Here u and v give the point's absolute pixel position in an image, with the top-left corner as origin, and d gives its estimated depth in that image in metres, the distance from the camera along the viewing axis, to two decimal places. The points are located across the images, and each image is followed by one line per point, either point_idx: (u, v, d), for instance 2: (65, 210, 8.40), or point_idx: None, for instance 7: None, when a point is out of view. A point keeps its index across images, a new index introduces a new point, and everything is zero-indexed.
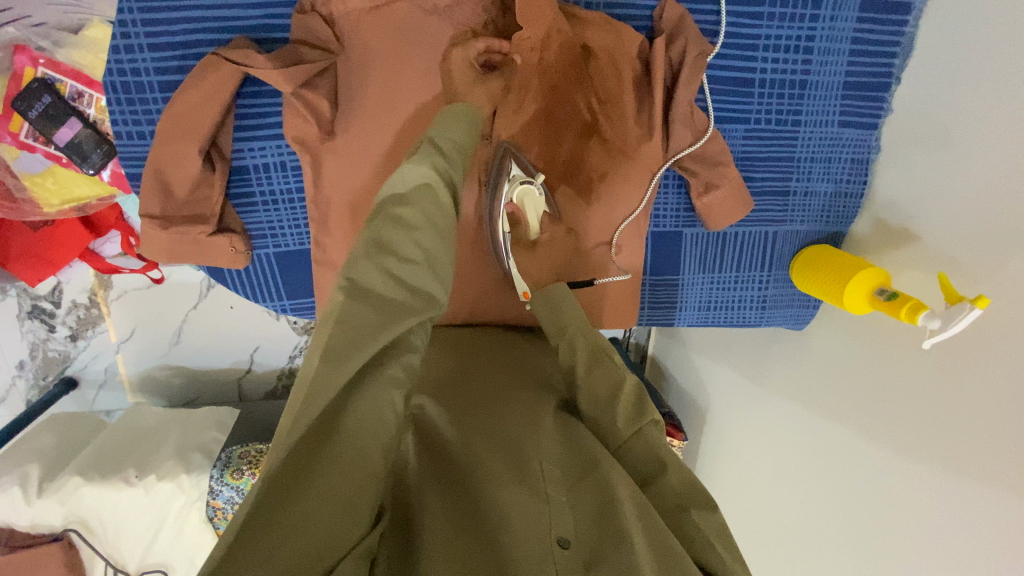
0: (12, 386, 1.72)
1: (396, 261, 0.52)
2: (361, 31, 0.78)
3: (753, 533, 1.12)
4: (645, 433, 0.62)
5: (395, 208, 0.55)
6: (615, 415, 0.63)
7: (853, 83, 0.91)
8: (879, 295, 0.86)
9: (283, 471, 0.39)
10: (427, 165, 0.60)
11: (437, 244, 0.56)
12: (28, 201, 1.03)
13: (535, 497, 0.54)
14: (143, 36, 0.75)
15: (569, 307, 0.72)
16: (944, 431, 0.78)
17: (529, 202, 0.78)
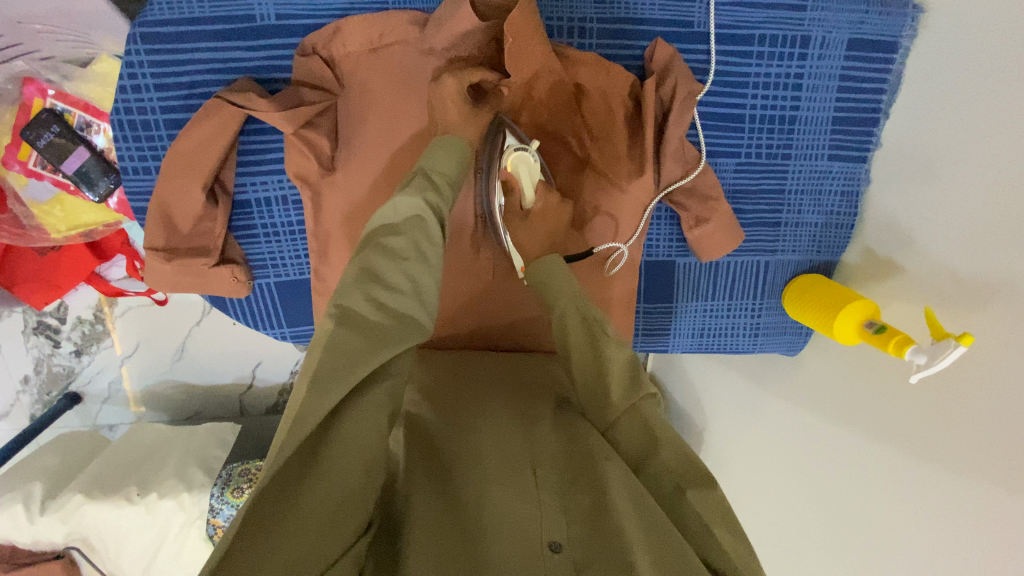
0: (16, 401, 1.75)
1: (383, 291, 0.56)
2: (360, 72, 0.80)
3: None
4: (639, 408, 0.62)
5: (386, 239, 0.59)
6: (607, 391, 0.63)
7: (843, 118, 0.93)
8: (868, 327, 0.87)
9: (276, 485, 0.42)
10: (418, 199, 0.64)
11: (424, 274, 0.60)
12: (35, 227, 1.06)
13: (524, 504, 0.57)
14: (149, 77, 0.77)
15: (559, 282, 0.72)
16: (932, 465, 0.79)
17: (524, 171, 0.76)
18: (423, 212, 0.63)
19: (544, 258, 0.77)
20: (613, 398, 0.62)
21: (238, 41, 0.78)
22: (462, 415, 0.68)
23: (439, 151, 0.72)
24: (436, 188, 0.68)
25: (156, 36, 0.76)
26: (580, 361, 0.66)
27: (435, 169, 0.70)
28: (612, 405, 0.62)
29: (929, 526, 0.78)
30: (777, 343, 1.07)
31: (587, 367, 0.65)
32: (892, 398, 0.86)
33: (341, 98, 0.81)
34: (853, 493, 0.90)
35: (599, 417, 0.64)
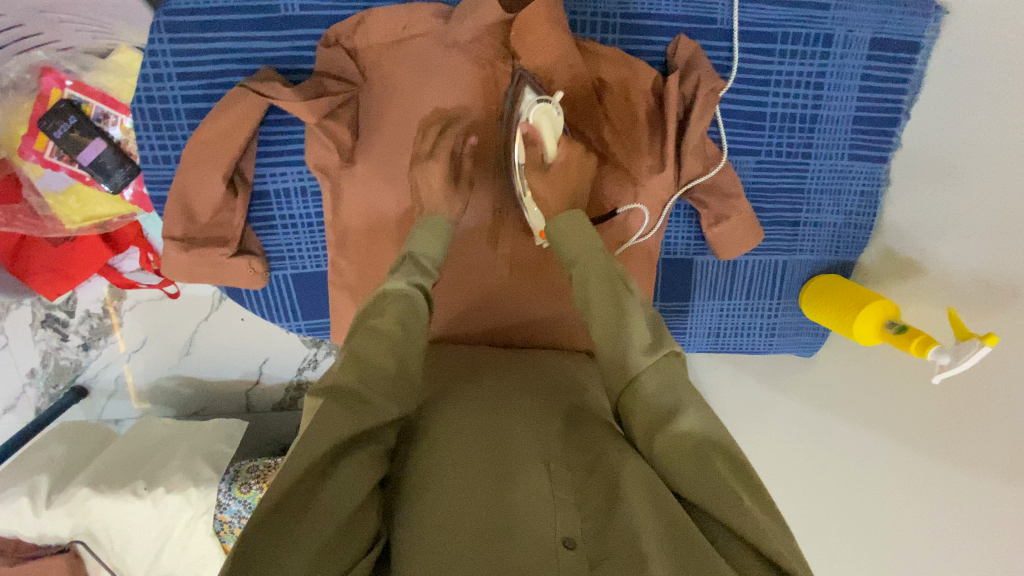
0: (22, 394, 1.74)
1: (370, 365, 0.55)
2: (383, 64, 0.80)
3: None
4: (663, 365, 0.61)
5: (373, 323, 0.59)
6: (629, 344, 0.62)
7: (864, 117, 0.93)
8: (889, 327, 0.87)
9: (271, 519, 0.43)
10: (404, 283, 0.64)
11: (413, 356, 0.59)
12: (50, 218, 1.05)
13: (537, 500, 0.55)
14: (172, 66, 0.77)
15: (580, 240, 0.72)
16: (952, 463, 0.78)
17: (545, 122, 0.76)
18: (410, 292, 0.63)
19: (561, 215, 0.75)
20: (639, 354, 0.62)
21: (263, 32, 0.78)
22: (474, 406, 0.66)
23: (421, 233, 0.72)
24: (422, 269, 0.68)
25: (180, 26, 0.76)
26: (602, 319, 0.66)
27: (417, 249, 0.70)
28: (635, 358, 0.62)
29: (947, 525, 0.78)
30: (793, 343, 1.07)
31: (608, 326, 0.65)
32: (913, 397, 0.85)
33: (364, 90, 0.81)
34: (865, 493, 0.89)
35: (619, 369, 0.62)
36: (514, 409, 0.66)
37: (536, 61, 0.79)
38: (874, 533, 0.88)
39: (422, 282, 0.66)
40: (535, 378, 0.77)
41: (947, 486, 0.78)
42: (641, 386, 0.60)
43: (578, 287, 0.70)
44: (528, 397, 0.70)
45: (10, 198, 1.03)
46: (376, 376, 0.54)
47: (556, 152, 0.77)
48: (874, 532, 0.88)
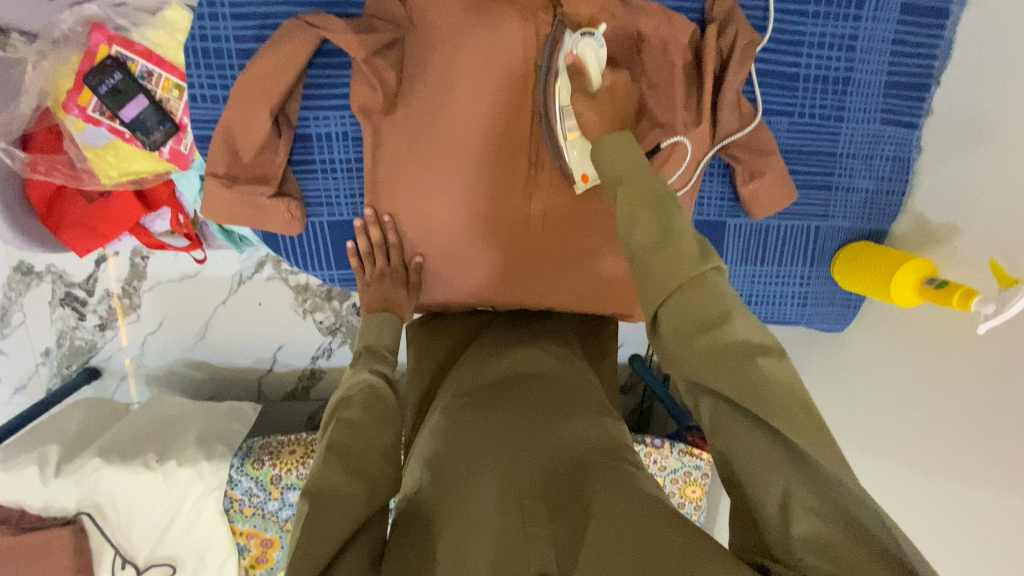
0: (35, 373, 1.73)
1: (349, 459, 0.63)
2: (430, 11, 0.82)
3: None
4: (711, 278, 0.59)
5: (341, 414, 0.67)
6: (675, 264, 0.59)
7: (895, 82, 0.94)
8: (929, 284, 0.86)
9: None
10: (365, 370, 0.74)
11: (382, 433, 0.67)
12: (87, 171, 1.07)
13: (510, 536, 0.56)
14: (227, 6, 0.80)
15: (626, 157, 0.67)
16: (999, 417, 0.78)
17: (588, 53, 0.76)
18: (372, 381, 0.72)
19: (605, 137, 0.71)
20: (686, 265, 0.59)
21: None
22: (466, 446, 0.69)
23: (367, 325, 0.82)
24: (379, 357, 0.77)
25: None
26: (643, 246, 0.61)
27: (378, 342, 0.80)
28: (684, 267, 0.59)
29: (992, 481, 0.78)
30: (826, 313, 1.06)
31: (655, 242, 0.60)
32: (957, 354, 0.86)
33: (411, 35, 0.84)
34: (919, 456, 0.90)
35: (664, 285, 0.59)
36: (500, 436, 0.68)
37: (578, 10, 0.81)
38: (926, 497, 0.88)
39: (381, 364, 0.76)
40: (537, 386, 0.77)
41: (998, 445, 0.78)
42: (686, 300, 0.58)
43: (622, 205, 0.65)
44: (521, 414, 0.71)
45: (48, 150, 1.05)
46: (359, 467, 0.62)
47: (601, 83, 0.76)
48: (931, 497, 0.87)
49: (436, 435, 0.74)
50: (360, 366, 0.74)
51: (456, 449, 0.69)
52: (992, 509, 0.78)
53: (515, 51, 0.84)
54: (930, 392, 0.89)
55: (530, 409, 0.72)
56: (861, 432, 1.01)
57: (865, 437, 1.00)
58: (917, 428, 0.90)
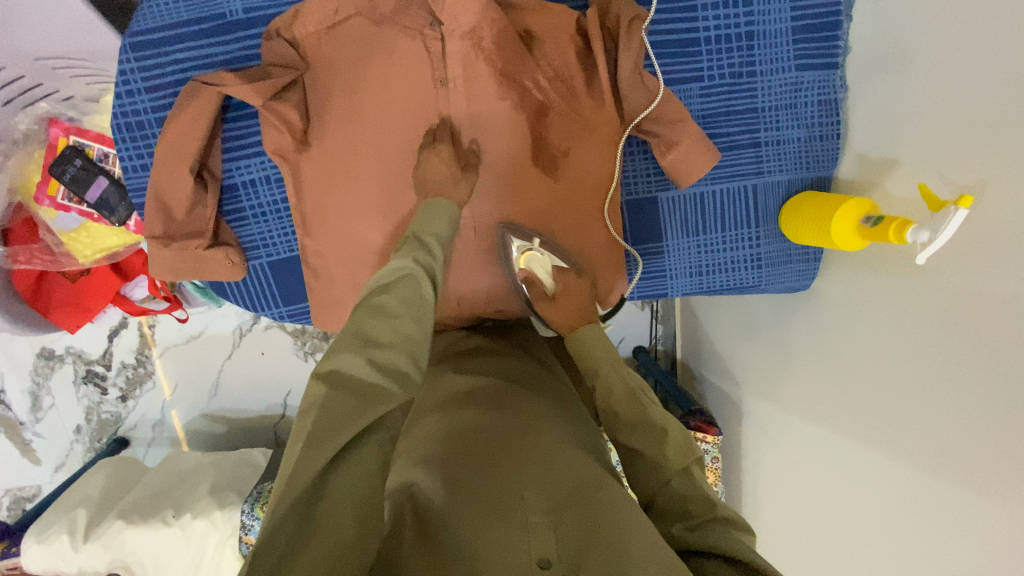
0: (71, 450, 1.82)
1: (378, 352, 0.61)
2: (322, 48, 0.86)
3: (824, 523, 1.02)
4: (690, 468, 0.71)
5: (377, 299, 0.65)
6: (662, 449, 0.71)
7: (803, 27, 0.92)
8: (866, 223, 0.83)
9: (278, 537, 0.46)
10: (409, 258, 0.71)
11: (413, 328, 0.65)
12: (65, 254, 1.15)
13: (511, 527, 0.57)
14: (140, 81, 0.86)
15: (602, 350, 0.83)
16: (974, 342, 0.74)
17: (536, 264, 0.91)
18: (413, 272, 0.69)
19: (583, 330, 0.87)
20: (669, 452, 0.71)
21: (215, 37, 0.85)
22: (469, 442, 0.68)
23: (423, 213, 0.79)
24: (425, 248, 0.74)
25: (144, 43, 0.85)
26: (631, 425, 0.75)
27: (427, 229, 0.77)
28: (669, 460, 0.71)
29: (978, 412, 0.73)
30: (785, 272, 1.02)
31: (637, 428, 0.75)
32: (924, 287, 0.82)
33: (309, 74, 0.87)
34: (898, 404, 0.85)
35: (650, 465, 0.71)
36: (504, 427, 0.70)
37: (458, 21, 0.83)
38: (909, 441, 0.83)
39: (425, 258, 0.72)
40: (533, 392, 0.81)
41: (969, 374, 0.74)
42: (677, 492, 0.69)
43: (604, 395, 0.79)
44: (519, 412, 0.74)
45: (26, 241, 1.14)
46: (383, 360, 0.60)
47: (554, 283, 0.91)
48: (917, 442, 0.81)
49: (430, 428, 0.74)
50: (403, 254, 0.71)
51: (453, 438, 0.70)
52: (979, 447, 0.72)
53: (404, 61, 0.85)
54: (906, 333, 0.85)
55: (533, 414, 0.74)
56: (844, 387, 0.97)
57: (849, 392, 0.95)
58: (898, 374, 0.85)
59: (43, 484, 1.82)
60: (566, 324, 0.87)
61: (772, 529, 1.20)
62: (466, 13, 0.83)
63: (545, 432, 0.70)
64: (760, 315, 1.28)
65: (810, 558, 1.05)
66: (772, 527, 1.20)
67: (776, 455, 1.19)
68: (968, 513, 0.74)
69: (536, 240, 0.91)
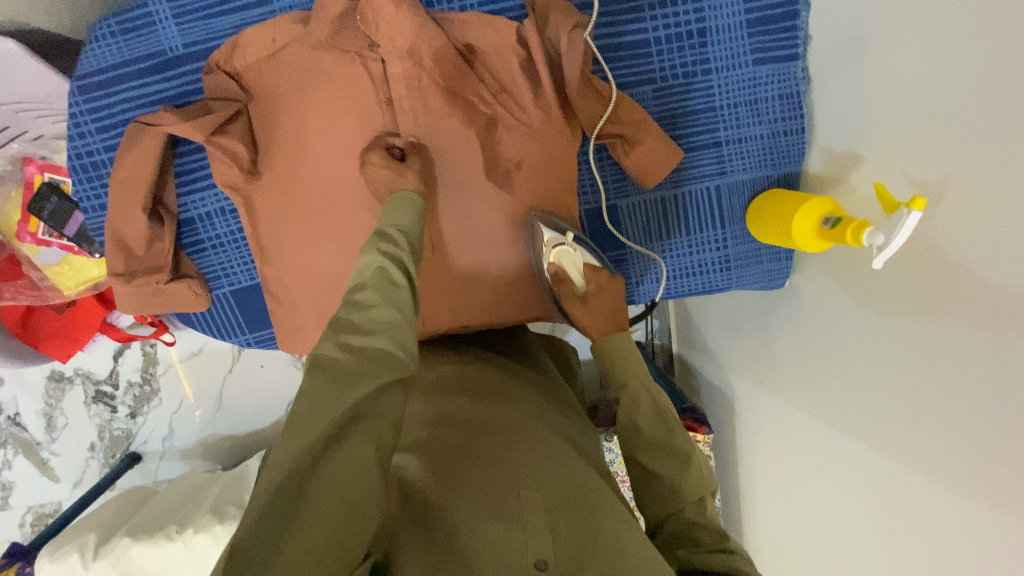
0: (86, 467, 1.84)
1: (356, 337, 0.55)
2: (262, 78, 0.86)
3: (807, 528, 1.00)
4: (705, 500, 0.69)
5: (351, 295, 0.59)
6: (682, 475, 0.69)
7: (757, 19, 0.88)
8: (826, 224, 0.80)
9: (267, 524, 0.44)
10: (374, 252, 0.64)
11: (394, 317, 0.58)
12: (51, 288, 1.19)
13: (506, 527, 0.57)
14: (90, 122, 0.87)
15: (635, 362, 0.79)
16: (937, 348, 0.70)
17: (566, 260, 0.91)
18: (385, 264, 0.62)
19: (614, 336, 0.81)
20: (689, 477, 0.70)
21: (157, 74, 0.86)
22: (466, 438, 0.68)
23: (392, 208, 0.73)
24: (389, 239, 0.67)
25: (90, 84, 0.86)
26: (649, 445, 0.72)
27: (395, 222, 0.70)
28: (687, 487, 0.69)
29: (941, 421, 0.69)
30: (755, 274, 0.99)
31: (658, 449, 0.72)
32: (890, 289, 0.78)
33: (251, 105, 0.87)
34: (868, 409, 0.81)
35: (665, 487, 0.69)
36: (502, 426, 0.71)
37: (393, 41, 0.81)
38: (878, 449, 0.80)
39: (393, 250, 0.65)
40: (525, 397, 0.82)
41: (935, 381, 0.70)
42: (687, 517, 0.68)
43: (629, 409, 0.76)
44: (515, 415, 0.74)
45: (13, 277, 1.17)
46: (363, 348, 0.55)
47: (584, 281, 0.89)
48: (885, 450, 0.78)
49: (418, 416, 0.74)
50: (367, 246, 0.65)
51: (449, 431, 0.69)
52: (944, 458, 0.69)
53: (346, 87, 0.85)
54: (875, 337, 0.81)
55: (526, 416, 0.75)
56: (818, 390, 0.94)
57: (823, 395, 0.92)
58: (869, 379, 0.81)
59: (63, 501, 1.85)
60: (598, 329, 0.83)
61: (761, 531, 1.18)
62: (401, 32, 0.80)
63: (542, 434, 0.71)
64: (745, 315, 1.24)
65: (796, 563, 1.03)
66: (762, 531, 1.17)
67: (762, 458, 1.15)
68: (937, 526, 0.71)
69: (568, 233, 0.91)
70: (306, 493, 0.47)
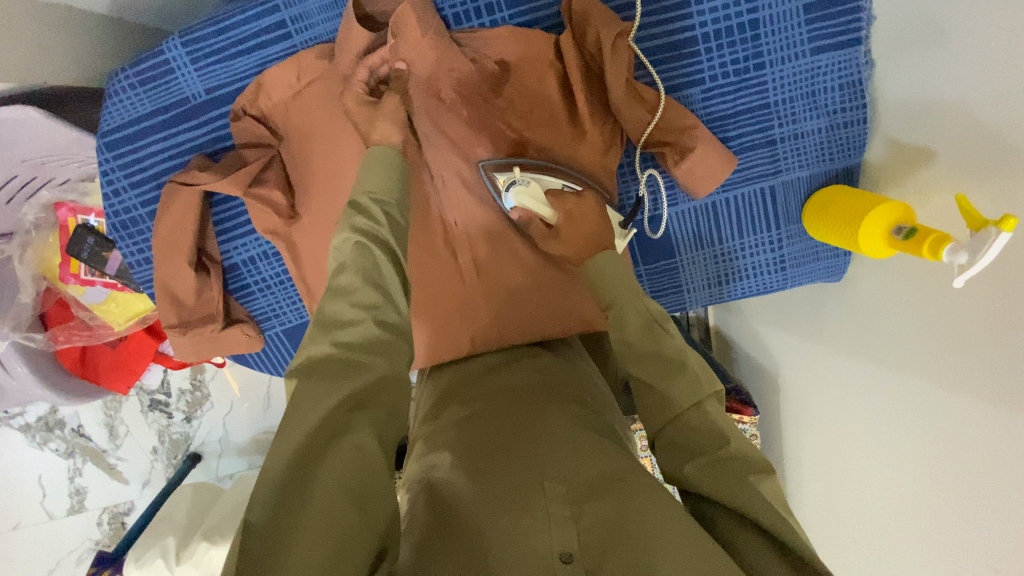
0: (152, 470, 1.71)
1: (341, 329, 0.57)
2: (289, 120, 0.82)
3: (865, 522, 0.97)
4: (705, 405, 0.62)
5: (334, 282, 0.61)
6: (674, 387, 0.62)
7: (814, 4, 0.80)
8: (897, 233, 0.76)
9: (269, 529, 0.44)
10: (348, 230, 0.64)
11: (377, 297, 0.60)
12: (100, 325, 1.20)
13: (527, 519, 0.53)
14: (123, 178, 0.86)
15: (615, 277, 0.70)
16: (1012, 356, 0.67)
17: (526, 199, 0.75)
18: (361, 241, 0.63)
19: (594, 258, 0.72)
20: (688, 385, 0.62)
21: (183, 123, 0.83)
22: (491, 436, 0.66)
23: (371, 166, 0.71)
24: (363, 212, 0.66)
25: (117, 140, 0.84)
26: (638, 356, 0.66)
27: (367, 188, 0.68)
28: (679, 398, 0.62)
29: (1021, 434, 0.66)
30: (813, 273, 0.95)
31: (654, 366, 0.64)
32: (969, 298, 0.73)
33: (283, 149, 0.84)
34: (939, 413, 0.79)
35: (663, 405, 0.62)
36: (527, 420, 0.68)
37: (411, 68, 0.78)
38: (955, 454, 0.77)
39: (368, 220, 0.65)
40: (558, 386, 0.78)
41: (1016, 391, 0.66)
42: (688, 423, 0.61)
43: (614, 325, 0.69)
44: (539, 405, 0.71)
45: (62, 321, 1.19)
46: (349, 337, 0.57)
47: (554, 215, 0.75)
48: (963, 458, 0.75)
49: (453, 419, 0.73)
50: (342, 226, 0.65)
51: (479, 433, 0.67)
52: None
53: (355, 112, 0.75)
54: (948, 342, 0.76)
55: (554, 406, 0.71)
56: (881, 389, 0.90)
57: (885, 392, 0.89)
58: (940, 390, 0.78)
59: (135, 500, 1.71)
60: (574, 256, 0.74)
61: None
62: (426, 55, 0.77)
63: (568, 422, 0.68)
64: (785, 309, 1.19)
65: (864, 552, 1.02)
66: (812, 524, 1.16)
67: (808, 453, 1.13)
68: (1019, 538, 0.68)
69: (519, 170, 0.76)
70: (308, 491, 0.46)
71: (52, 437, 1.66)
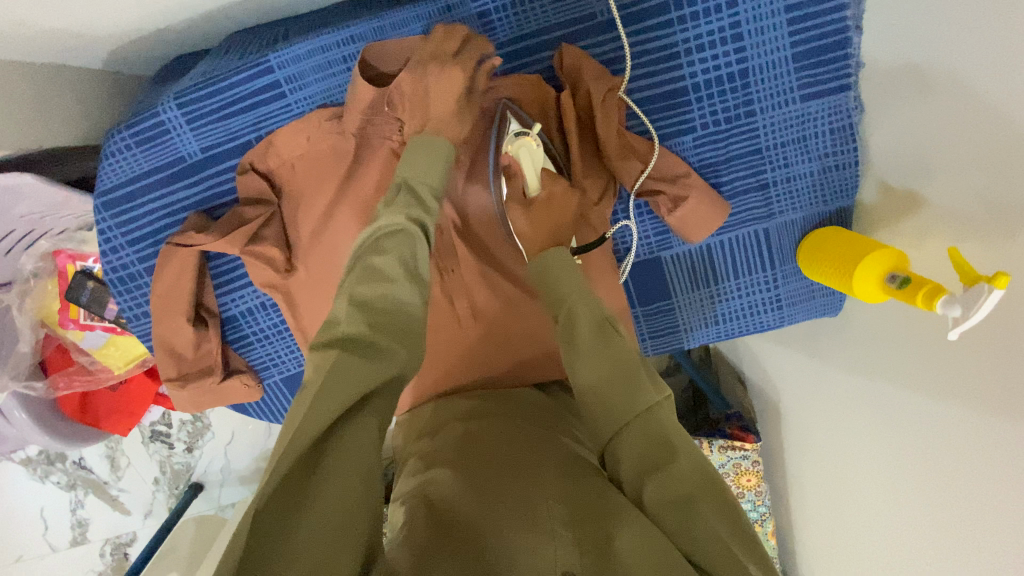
0: (154, 499, 1.67)
1: (376, 314, 0.57)
2: (286, 177, 0.83)
3: (872, 560, 0.96)
4: (654, 415, 0.60)
5: (372, 261, 0.59)
6: (623, 394, 0.61)
7: (803, 52, 0.81)
8: (891, 281, 0.76)
9: (281, 495, 0.43)
10: (402, 216, 0.63)
11: (412, 295, 0.59)
12: (101, 368, 1.20)
13: (528, 536, 0.53)
14: (120, 236, 0.86)
15: (567, 279, 0.70)
16: (1009, 410, 0.66)
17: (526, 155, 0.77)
18: (409, 230, 0.62)
19: (549, 251, 0.73)
20: (645, 389, 0.62)
21: (179, 182, 0.84)
22: (490, 455, 0.66)
23: (422, 151, 0.69)
24: (415, 202, 0.65)
25: (113, 200, 0.84)
26: (593, 354, 0.65)
27: (425, 181, 0.67)
28: (628, 407, 0.61)
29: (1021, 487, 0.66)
30: (809, 310, 0.96)
31: (604, 375, 0.63)
32: (959, 345, 0.73)
33: (282, 205, 0.84)
34: (941, 457, 0.78)
35: (612, 421, 0.61)
36: (524, 447, 0.68)
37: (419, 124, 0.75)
38: (959, 499, 0.76)
39: (418, 213, 0.64)
40: (547, 420, 0.78)
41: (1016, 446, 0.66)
42: (632, 433, 0.59)
43: (565, 323, 0.69)
44: (531, 433, 0.72)
45: (65, 366, 1.19)
46: (382, 324, 0.56)
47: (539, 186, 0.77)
48: (962, 500, 0.76)
49: (450, 437, 0.73)
50: (396, 210, 0.63)
51: (477, 453, 0.67)
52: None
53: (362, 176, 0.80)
54: (949, 386, 0.76)
55: (546, 438, 0.71)
56: (883, 429, 0.89)
57: (887, 430, 0.89)
58: (944, 435, 0.77)
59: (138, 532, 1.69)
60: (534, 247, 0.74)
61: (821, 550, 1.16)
62: None
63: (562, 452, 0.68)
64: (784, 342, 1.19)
65: None
66: (820, 556, 1.14)
67: (811, 485, 1.13)
68: None
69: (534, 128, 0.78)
70: (324, 456, 0.46)
71: (54, 469, 1.61)
